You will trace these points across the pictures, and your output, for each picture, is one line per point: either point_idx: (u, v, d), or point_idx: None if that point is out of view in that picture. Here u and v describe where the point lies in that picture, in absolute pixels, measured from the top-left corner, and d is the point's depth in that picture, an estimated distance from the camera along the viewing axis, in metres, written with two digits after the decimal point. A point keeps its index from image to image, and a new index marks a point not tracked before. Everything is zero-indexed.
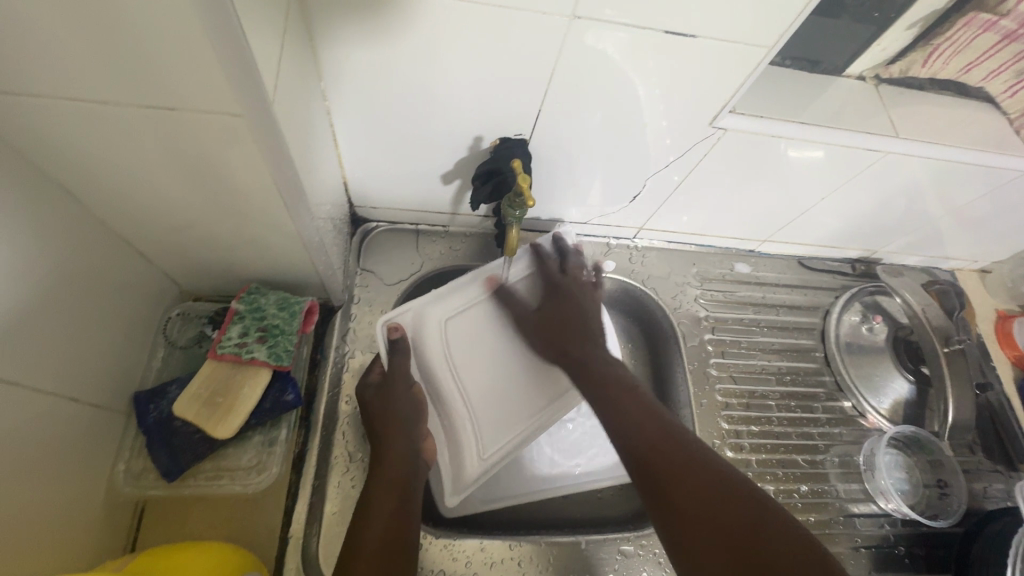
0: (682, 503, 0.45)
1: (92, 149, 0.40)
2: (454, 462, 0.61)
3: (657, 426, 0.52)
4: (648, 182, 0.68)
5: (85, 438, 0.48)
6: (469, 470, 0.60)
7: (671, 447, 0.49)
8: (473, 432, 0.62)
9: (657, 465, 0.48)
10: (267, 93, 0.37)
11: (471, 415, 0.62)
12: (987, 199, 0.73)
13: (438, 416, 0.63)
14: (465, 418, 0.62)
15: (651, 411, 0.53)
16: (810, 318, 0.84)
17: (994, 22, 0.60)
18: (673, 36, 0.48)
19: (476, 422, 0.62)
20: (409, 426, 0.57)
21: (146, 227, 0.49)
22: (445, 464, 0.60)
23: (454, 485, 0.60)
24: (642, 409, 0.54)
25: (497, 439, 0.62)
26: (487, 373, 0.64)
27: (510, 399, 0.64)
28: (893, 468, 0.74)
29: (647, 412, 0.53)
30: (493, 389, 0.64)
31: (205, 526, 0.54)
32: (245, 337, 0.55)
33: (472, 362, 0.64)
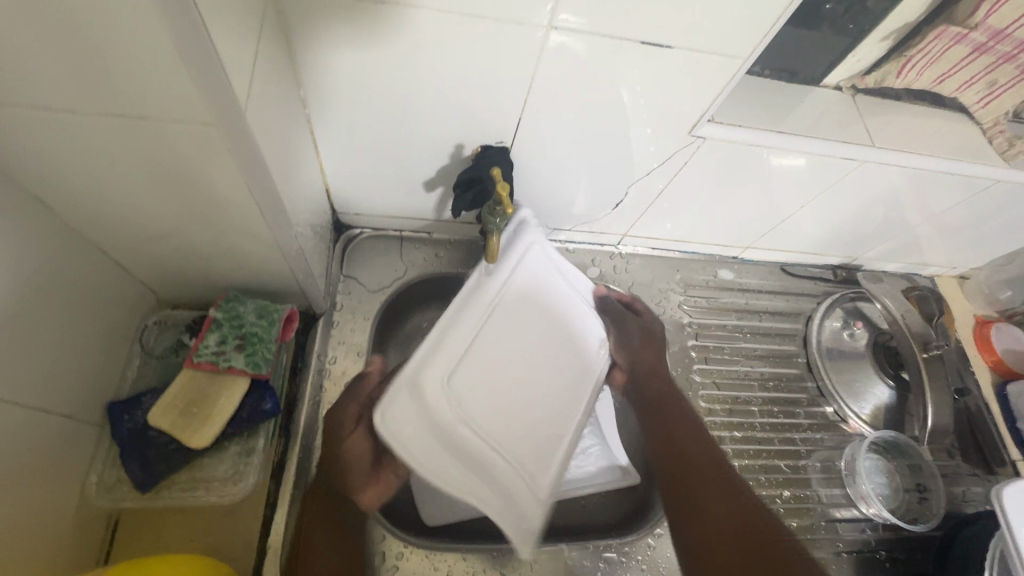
0: (701, 503, 0.61)
1: (65, 159, 0.39)
2: (516, 512, 0.56)
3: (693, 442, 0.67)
4: (630, 191, 0.69)
5: (55, 449, 0.47)
6: (533, 516, 0.57)
7: (709, 472, 0.64)
8: (522, 476, 0.56)
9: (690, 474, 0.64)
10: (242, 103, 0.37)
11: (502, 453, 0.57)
12: (963, 207, 0.75)
13: (470, 471, 0.56)
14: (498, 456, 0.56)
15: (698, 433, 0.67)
16: (792, 324, 0.85)
17: (965, 35, 0.60)
18: (651, 48, 0.49)
19: (520, 467, 0.56)
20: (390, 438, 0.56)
21: (121, 236, 0.48)
22: (510, 523, 0.56)
23: (521, 534, 0.57)
24: (698, 438, 0.67)
25: (546, 476, 0.58)
26: (497, 395, 0.59)
27: (534, 431, 0.59)
28: (874, 473, 0.74)
29: (701, 443, 0.67)
30: (519, 433, 0.58)
31: (182, 537, 0.53)
32: (223, 346, 0.54)
33: (492, 407, 0.58)
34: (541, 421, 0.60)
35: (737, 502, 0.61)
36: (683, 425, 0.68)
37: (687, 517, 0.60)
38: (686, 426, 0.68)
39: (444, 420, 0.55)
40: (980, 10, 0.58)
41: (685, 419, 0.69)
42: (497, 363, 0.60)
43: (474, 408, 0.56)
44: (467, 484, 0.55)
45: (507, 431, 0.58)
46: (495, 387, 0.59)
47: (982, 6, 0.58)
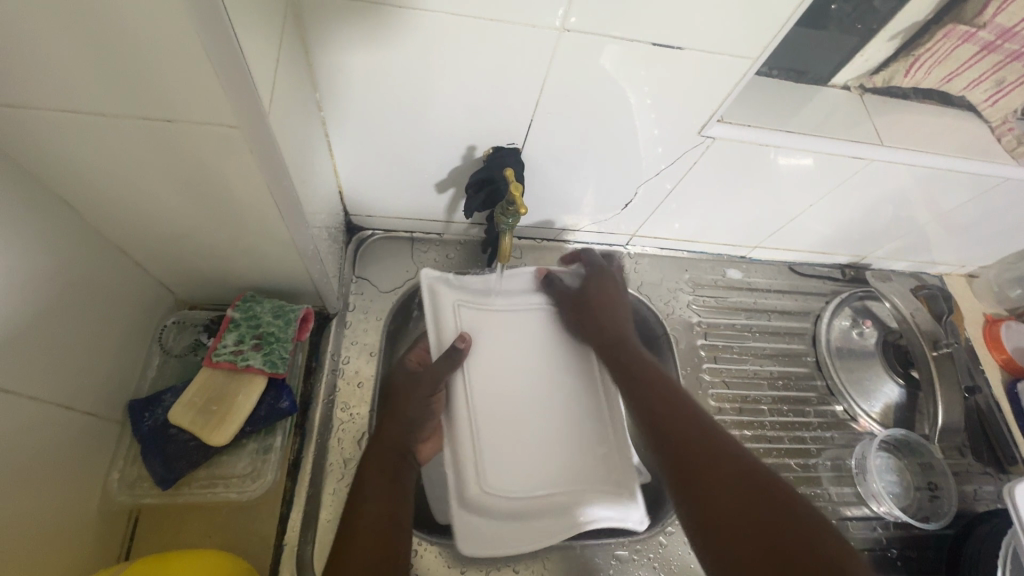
0: (705, 490, 0.49)
1: (92, 162, 0.40)
2: (610, 505, 0.62)
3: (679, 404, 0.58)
4: (639, 190, 0.69)
5: (78, 446, 0.48)
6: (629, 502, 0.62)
7: (696, 441, 0.53)
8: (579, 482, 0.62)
9: (688, 457, 0.52)
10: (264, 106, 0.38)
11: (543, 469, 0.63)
12: (972, 205, 0.75)
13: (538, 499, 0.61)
14: (540, 466, 0.63)
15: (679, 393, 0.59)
16: (801, 323, 0.85)
17: (972, 34, 0.61)
18: (661, 49, 0.50)
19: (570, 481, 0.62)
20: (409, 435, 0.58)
21: (142, 237, 0.49)
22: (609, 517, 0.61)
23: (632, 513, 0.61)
24: (675, 404, 0.58)
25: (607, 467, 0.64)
26: (509, 407, 0.65)
27: (563, 450, 0.64)
28: (885, 472, 0.75)
29: (679, 411, 0.57)
30: (552, 457, 0.63)
31: (201, 533, 0.54)
32: (241, 344, 0.55)
33: (523, 449, 0.63)
34: (552, 412, 0.66)
35: (733, 468, 0.50)
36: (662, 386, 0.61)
37: (694, 507, 0.49)
38: (662, 396, 0.59)
39: (483, 473, 0.60)
40: (989, 9, 0.59)
41: (664, 386, 0.61)
42: (512, 406, 0.65)
43: (506, 455, 0.62)
44: (542, 513, 0.61)
45: (529, 436, 0.64)
46: (498, 399, 0.65)
47: (990, 5, 0.59)
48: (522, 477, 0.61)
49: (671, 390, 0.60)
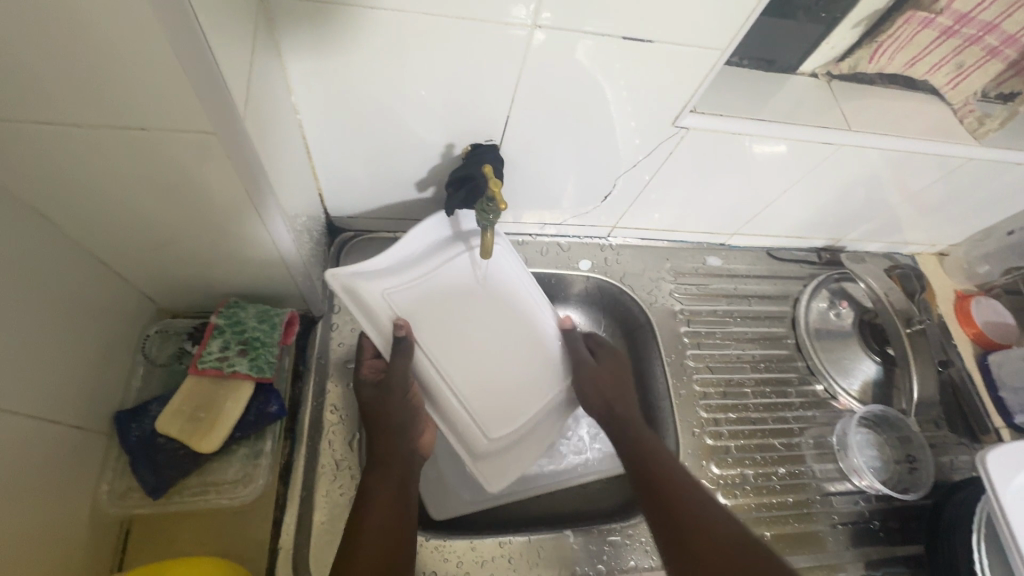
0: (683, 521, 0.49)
1: (68, 173, 0.40)
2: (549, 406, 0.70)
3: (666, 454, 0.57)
4: (618, 182, 0.70)
5: (66, 459, 0.47)
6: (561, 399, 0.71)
7: (677, 481, 0.53)
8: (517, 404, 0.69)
9: (662, 492, 0.52)
10: (239, 110, 0.38)
11: (512, 405, 0.68)
12: (939, 185, 0.77)
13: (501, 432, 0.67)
14: (506, 399, 0.68)
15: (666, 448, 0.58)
16: (780, 307, 0.87)
17: (931, 20, 0.62)
18: (631, 42, 0.50)
19: (512, 407, 0.68)
20: (391, 432, 0.58)
21: (123, 248, 0.49)
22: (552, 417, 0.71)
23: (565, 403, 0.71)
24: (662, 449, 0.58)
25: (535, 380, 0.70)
26: (452, 362, 0.67)
27: (498, 386, 0.68)
28: (865, 447, 0.77)
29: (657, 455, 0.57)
30: (492, 392, 0.68)
31: (196, 541, 0.54)
32: (226, 351, 0.53)
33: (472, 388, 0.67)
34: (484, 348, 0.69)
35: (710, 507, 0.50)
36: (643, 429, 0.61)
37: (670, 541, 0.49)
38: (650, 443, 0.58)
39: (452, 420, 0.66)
40: None
41: (650, 434, 0.59)
42: (456, 355, 0.67)
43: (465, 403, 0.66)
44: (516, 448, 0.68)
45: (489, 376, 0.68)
46: (449, 361, 0.67)
47: None
48: (501, 421, 0.67)
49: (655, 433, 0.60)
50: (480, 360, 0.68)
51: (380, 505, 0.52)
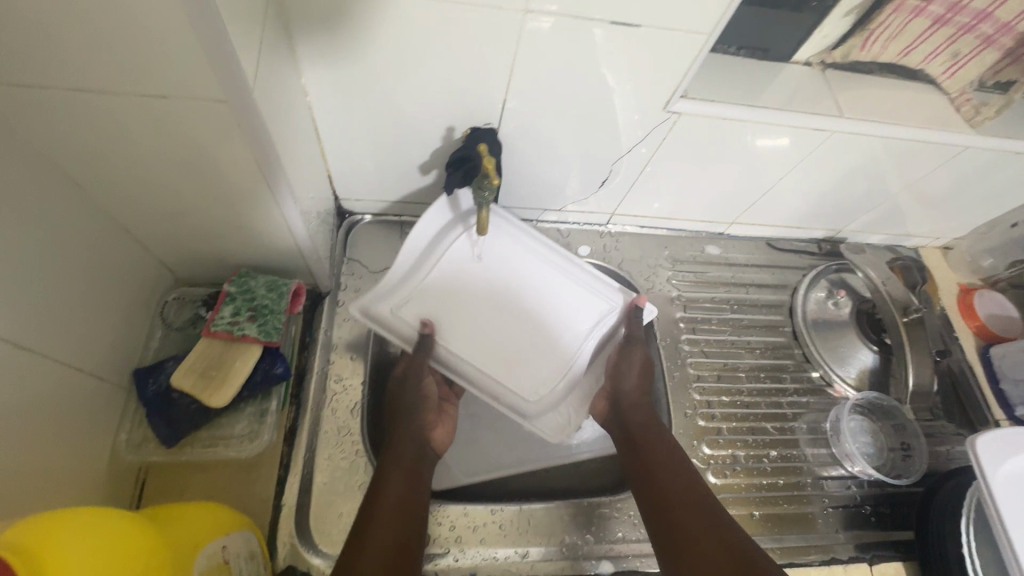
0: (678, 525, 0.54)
1: (94, 138, 0.43)
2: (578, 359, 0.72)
3: (667, 456, 0.61)
4: (615, 167, 0.73)
5: (88, 407, 0.51)
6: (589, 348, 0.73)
7: (682, 513, 0.55)
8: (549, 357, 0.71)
9: (660, 500, 0.58)
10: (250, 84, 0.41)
11: (549, 347, 0.72)
12: (937, 175, 0.77)
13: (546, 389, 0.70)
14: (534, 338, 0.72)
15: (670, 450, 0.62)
16: (778, 295, 0.88)
17: (922, 8, 0.63)
18: (620, 28, 0.52)
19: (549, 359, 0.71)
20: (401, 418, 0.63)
21: (144, 214, 0.52)
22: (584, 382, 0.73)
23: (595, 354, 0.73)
24: (667, 453, 0.62)
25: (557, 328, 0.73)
26: (482, 331, 0.70)
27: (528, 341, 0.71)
28: (859, 434, 0.77)
29: (665, 459, 0.61)
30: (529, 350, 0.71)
31: (203, 492, 0.58)
32: (237, 316, 0.57)
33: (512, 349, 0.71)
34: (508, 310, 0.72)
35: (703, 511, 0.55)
36: (652, 429, 0.65)
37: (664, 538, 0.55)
38: (663, 463, 0.61)
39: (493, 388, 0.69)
40: None
41: (654, 446, 0.63)
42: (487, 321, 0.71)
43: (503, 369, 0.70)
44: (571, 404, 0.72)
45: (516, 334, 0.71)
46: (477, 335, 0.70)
47: None
48: (541, 364, 0.71)
49: (671, 452, 0.62)
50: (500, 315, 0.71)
51: (393, 482, 0.56)
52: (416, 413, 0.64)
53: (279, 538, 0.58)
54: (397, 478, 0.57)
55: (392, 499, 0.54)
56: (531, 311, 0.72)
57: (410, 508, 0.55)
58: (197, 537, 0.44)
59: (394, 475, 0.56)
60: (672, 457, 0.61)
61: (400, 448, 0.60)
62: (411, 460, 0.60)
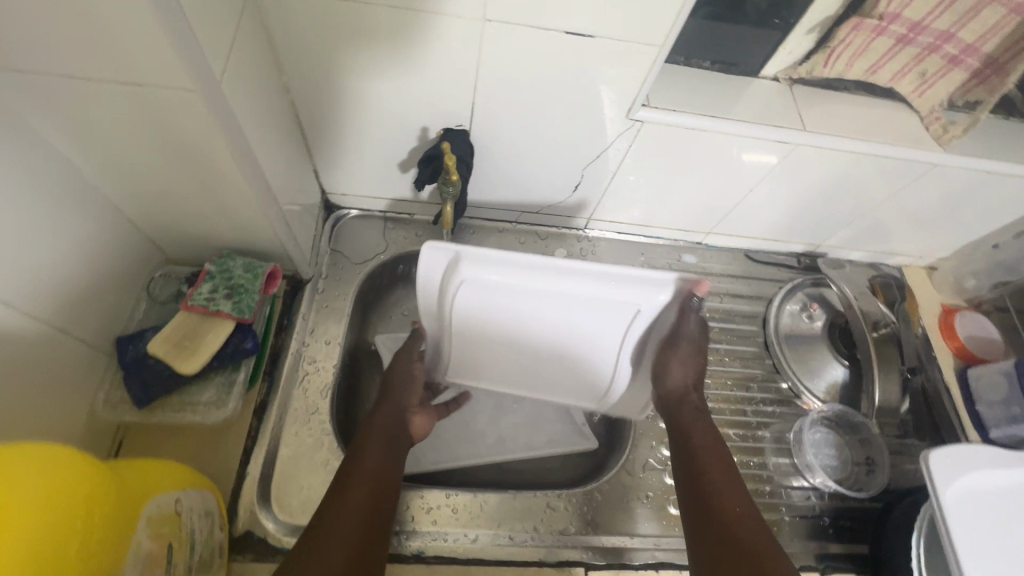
0: (715, 523, 0.58)
1: (84, 121, 0.48)
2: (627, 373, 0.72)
3: (715, 456, 0.64)
4: (586, 171, 0.76)
5: (71, 367, 0.56)
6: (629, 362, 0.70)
7: (721, 512, 0.58)
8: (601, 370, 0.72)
9: (699, 497, 0.61)
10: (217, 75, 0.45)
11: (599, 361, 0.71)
12: (909, 192, 0.78)
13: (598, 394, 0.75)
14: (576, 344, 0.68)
15: (719, 452, 0.64)
16: (753, 306, 0.89)
17: (883, 27, 0.65)
18: (574, 37, 0.56)
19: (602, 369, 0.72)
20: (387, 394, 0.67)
21: (131, 193, 0.57)
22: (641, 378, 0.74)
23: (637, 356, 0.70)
24: (716, 455, 0.64)
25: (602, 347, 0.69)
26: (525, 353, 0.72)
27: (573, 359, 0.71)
28: (823, 446, 0.78)
29: (715, 459, 0.64)
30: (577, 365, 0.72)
31: (174, 456, 0.62)
32: (214, 293, 0.61)
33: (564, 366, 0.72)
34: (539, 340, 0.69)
35: (739, 513, 0.58)
36: (703, 427, 0.67)
37: (698, 532, 0.58)
38: (710, 461, 0.63)
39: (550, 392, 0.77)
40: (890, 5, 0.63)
41: (703, 444, 0.65)
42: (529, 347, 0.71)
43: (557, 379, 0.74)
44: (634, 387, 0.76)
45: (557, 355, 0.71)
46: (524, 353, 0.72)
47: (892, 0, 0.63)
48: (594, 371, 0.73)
49: (722, 461, 0.63)
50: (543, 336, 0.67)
51: (371, 451, 0.60)
52: (401, 387, 0.68)
53: (241, 505, 0.61)
54: (375, 447, 0.61)
55: (362, 470, 0.58)
56: (565, 338, 0.68)
57: (387, 477, 0.59)
58: (149, 487, 0.47)
59: (373, 444, 0.61)
60: (720, 459, 0.64)
61: (386, 421, 0.64)
62: (388, 432, 0.63)
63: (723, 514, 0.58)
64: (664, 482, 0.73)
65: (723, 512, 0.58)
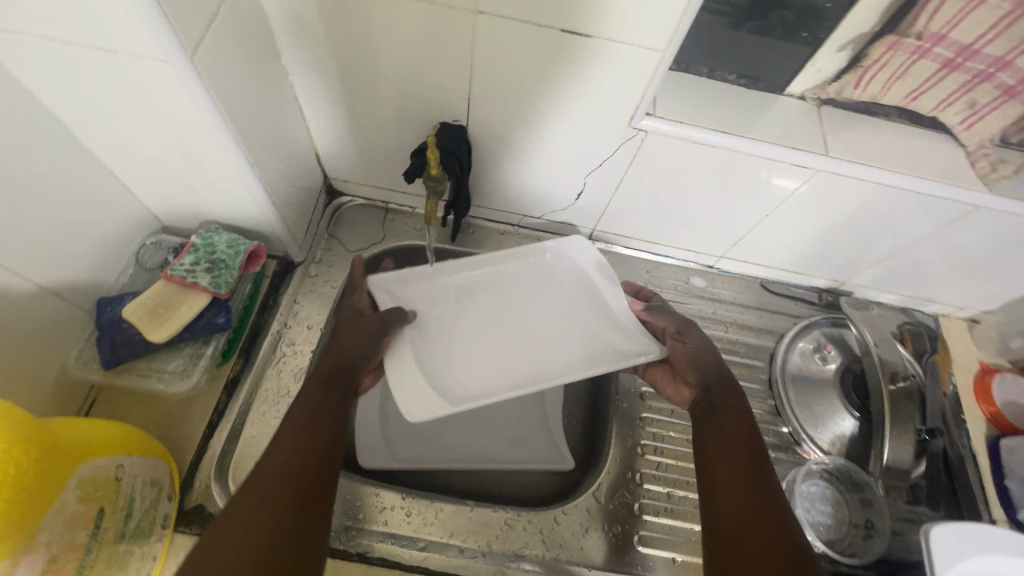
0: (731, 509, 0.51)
1: (66, 84, 0.48)
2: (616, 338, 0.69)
3: (739, 437, 0.57)
4: (589, 179, 0.72)
5: (47, 323, 0.57)
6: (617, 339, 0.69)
7: (739, 498, 0.52)
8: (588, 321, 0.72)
9: (719, 477, 0.54)
10: (189, 49, 0.45)
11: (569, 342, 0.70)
12: (948, 233, 0.71)
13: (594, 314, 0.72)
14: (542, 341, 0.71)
15: (744, 431, 0.57)
16: (761, 340, 0.83)
17: (926, 49, 0.59)
18: (572, 35, 0.53)
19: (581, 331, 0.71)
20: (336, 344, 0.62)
21: (121, 161, 0.58)
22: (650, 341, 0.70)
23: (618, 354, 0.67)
24: (737, 432, 0.57)
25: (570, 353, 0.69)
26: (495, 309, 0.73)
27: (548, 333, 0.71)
28: (817, 502, 0.71)
29: (737, 439, 0.56)
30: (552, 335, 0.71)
31: (139, 421, 0.63)
32: (195, 266, 0.62)
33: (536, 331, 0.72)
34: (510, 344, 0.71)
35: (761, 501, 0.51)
36: (732, 401, 0.60)
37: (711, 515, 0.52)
38: (732, 440, 0.56)
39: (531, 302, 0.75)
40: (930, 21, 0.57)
41: (727, 421, 0.58)
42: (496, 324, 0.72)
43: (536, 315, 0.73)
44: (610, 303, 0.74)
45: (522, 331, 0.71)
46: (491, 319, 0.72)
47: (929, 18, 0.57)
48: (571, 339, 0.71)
49: (746, 439, 0.56)
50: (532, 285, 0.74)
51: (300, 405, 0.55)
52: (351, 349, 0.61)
53: (197, 479, 0.61)
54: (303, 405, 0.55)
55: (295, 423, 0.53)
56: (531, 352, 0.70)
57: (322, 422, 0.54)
58: (84, 447, 0.47)
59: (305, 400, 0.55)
60: (745, 439, 0.56)
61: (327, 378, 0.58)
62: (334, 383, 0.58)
63: (730, 448, 0.56)
64: (635, 517, 0.68)
65: (743, 499, 0.51)
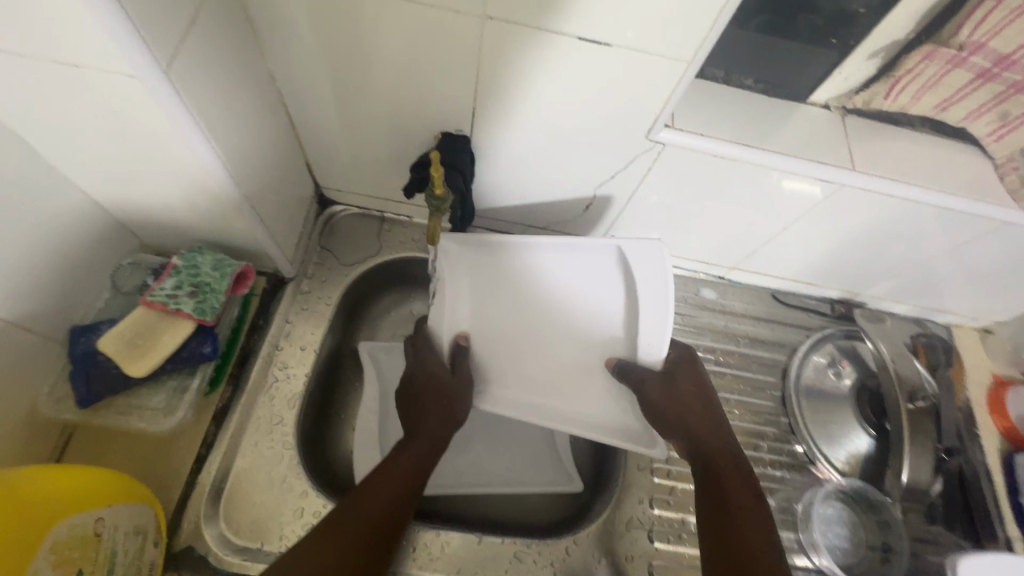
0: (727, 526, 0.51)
1: (24, 98, 0.43)
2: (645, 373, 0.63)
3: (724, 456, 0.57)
4: (599, 191, 0.68)
5: (12, 358, 0.52)
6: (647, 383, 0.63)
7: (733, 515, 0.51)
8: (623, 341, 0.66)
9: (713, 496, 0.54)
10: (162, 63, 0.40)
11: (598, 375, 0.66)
12: (970, 248, 0.68)
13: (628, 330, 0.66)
14: (586, 326, 0.68)
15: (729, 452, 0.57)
16: (774, 354, 0.80)
17: (963, 58, 0.56)
18: (589, 44, 0.49)
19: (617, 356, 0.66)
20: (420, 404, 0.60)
21: (93, 178, 0.53)
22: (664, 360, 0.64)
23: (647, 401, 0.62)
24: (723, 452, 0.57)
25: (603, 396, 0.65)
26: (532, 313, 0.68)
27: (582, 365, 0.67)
28: (833, 524, 0.69)
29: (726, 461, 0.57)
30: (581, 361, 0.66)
31: (121, 458, 0.59)
32: (177, 290, 0.57)
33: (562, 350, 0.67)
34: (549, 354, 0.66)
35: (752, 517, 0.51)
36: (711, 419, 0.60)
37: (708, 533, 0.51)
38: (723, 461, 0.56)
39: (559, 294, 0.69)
40: (965, 30, 0.55)
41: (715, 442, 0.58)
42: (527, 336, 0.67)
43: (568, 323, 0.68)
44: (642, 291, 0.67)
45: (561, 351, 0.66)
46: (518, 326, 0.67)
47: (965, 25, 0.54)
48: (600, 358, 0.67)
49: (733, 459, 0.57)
50: (556, 271, 0.68)
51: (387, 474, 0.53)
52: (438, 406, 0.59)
53: (186, 518, 0.57)
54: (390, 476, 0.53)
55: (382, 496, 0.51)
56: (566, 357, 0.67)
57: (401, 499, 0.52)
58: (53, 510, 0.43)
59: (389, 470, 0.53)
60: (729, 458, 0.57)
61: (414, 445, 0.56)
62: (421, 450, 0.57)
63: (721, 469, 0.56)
64: (648, 545, 0.66)
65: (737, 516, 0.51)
